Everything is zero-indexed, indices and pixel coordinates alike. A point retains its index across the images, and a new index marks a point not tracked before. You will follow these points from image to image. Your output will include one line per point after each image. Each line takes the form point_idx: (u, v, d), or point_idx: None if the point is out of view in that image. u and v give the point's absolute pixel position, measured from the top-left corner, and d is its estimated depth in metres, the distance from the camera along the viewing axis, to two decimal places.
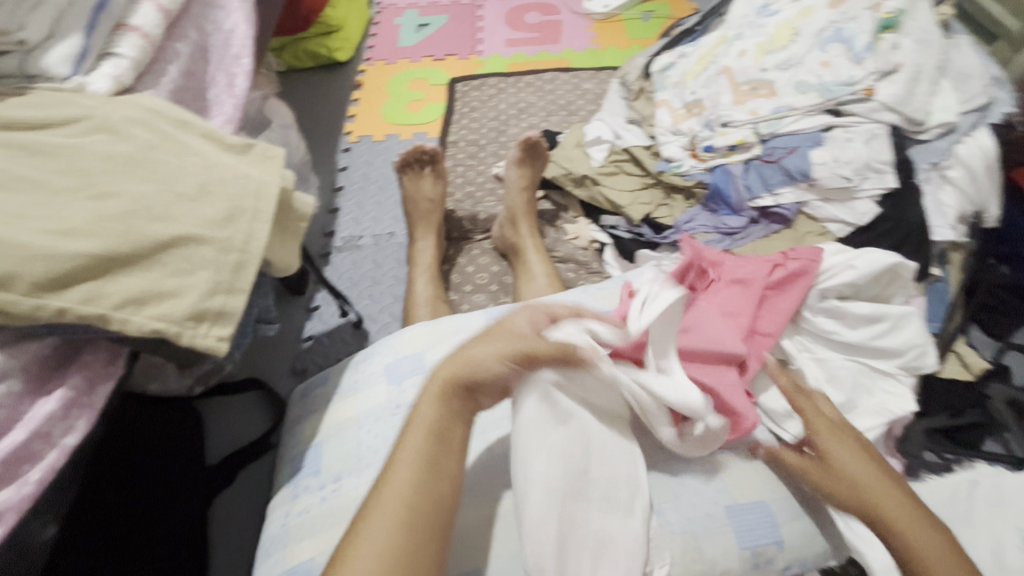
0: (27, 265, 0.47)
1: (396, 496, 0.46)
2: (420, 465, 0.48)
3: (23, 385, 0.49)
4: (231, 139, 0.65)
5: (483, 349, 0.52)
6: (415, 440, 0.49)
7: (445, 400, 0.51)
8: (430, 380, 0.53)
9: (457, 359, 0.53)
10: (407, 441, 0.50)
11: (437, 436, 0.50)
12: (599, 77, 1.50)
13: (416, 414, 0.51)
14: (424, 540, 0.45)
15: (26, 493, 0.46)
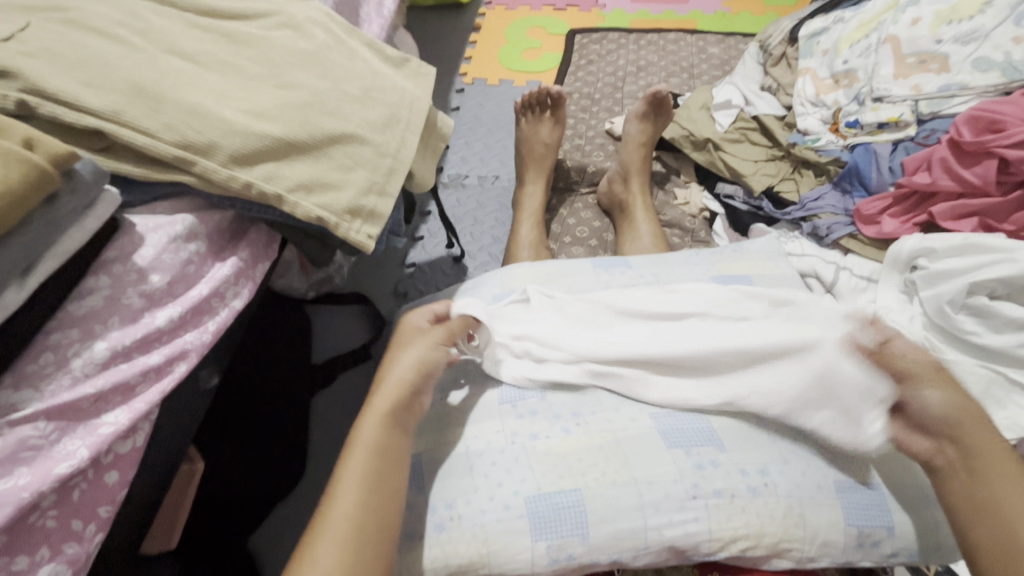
0: (226, 137, 0.51)
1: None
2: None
3: (207, 247, 0.54)
4: (391, 52, 0.68)
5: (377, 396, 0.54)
6: (326, 556, 0.43)
7: (389, 425, 0.52)
8: (370, 408, 0.53)
9: (359, 447, 0.50)
10: (315, 551, 0.44)
11: (385, 457, 0.50)
12: (728, 42, 1.41)
13: (358, 435, 0.51)
14: (371, 554, 0.45)
15: (206, 340, 0.51)
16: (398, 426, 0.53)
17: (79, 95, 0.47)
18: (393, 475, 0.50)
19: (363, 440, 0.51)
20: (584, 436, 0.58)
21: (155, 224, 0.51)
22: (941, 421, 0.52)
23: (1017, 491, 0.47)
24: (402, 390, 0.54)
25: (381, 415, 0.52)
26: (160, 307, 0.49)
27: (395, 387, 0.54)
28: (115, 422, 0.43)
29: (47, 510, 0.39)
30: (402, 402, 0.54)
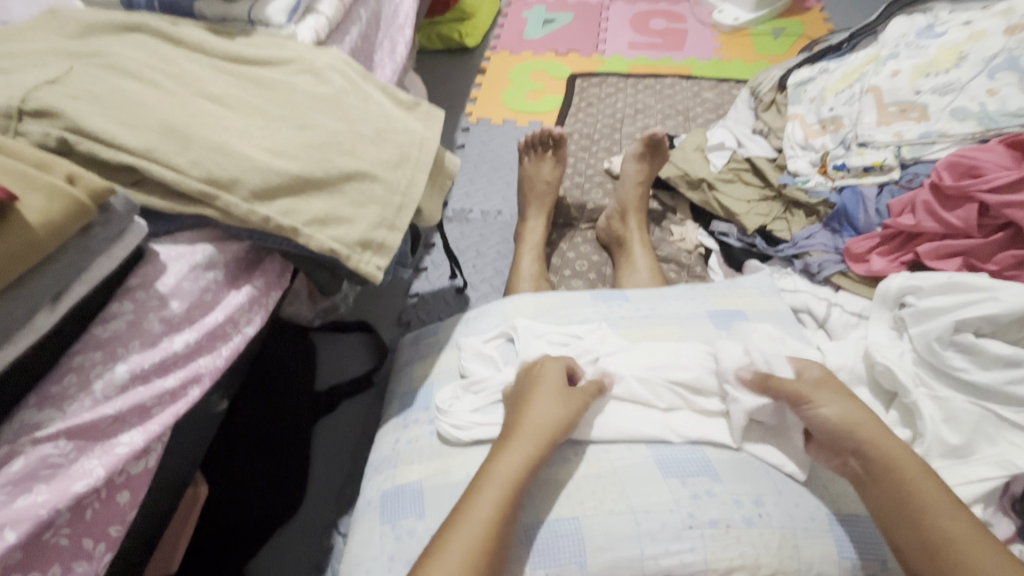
0: (248, 174, 0.54)
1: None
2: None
3: (224, 275, 0.56)
4: (403, 96, 0.73)
5: (525, 429, 0.57)
6: (454, 560, 0.47)
7: (528, 461, 0.55)
8: (518, 439, 0.56)
9: (498, 479, 0.53)
10: (445, 556, 0.48)
11: (514, 493, 0.53)
12: (721, 88, 1.48)
13: (496, 464, 0.55)
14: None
15: (219, 365, 0.53)
16: (534, 463, 0.55)
17: (115, 133, 0.51)
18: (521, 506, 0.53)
19: (496, 472, 0.54)
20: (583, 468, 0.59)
21: (177, 253, 0.54)
22: (844, 435, 0.54)
23: (945, 512, 0.49)
24: (541, 436, 0.57)
25: (522, 449, 0.55)
26: (178, 332, 0.51)
27: (528, 428, 0.57)
28: (130, 443, 0.44)
29: (60, 529, 0.40)
30: (541, 442, 0.56)
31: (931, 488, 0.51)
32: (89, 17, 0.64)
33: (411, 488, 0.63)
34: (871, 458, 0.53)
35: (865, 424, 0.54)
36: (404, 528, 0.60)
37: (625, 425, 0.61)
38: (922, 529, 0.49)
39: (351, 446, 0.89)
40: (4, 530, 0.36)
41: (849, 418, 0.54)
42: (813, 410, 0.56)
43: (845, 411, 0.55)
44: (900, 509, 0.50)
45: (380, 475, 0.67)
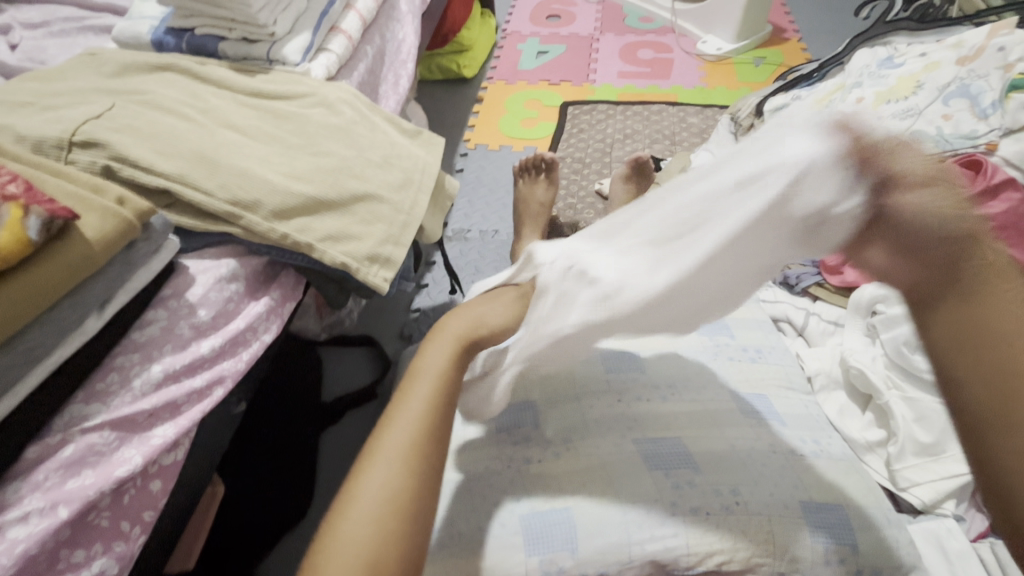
0: (269, 196, 0.61)
1: (377, 489, 0.48)
2: (393, 475, 0.49)
3: (245, 288, 0.62)
4: (407, 126, 0.80)
5: (450, 323, 0.64)
6: (396, 439, 0.52)
7: (454, 353, 0.60)
8: (440, 335, 0.62)
9: (427, 371, 0.57)
10: (385, 441, 0.51)
11: (444, 380, 0.57)
12: (706, 114, 1.57)
13: (423, 362, 0.59)
14: (427, 461, 0.51)
15: (240, 367, 0.58)
16: (455, 353, 0.60)
17: (153, 161, 0.57)
18: (449, 389, 0.57)
19: (427, 366, 0.58)
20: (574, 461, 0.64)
21: (204, 267, 0.60)
22: (923, 234, 0.50)
23: (1007, 310, 0.49)
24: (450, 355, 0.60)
25: (446, 344, 0.61)
26: (204, 338, 0.56)
27: (441, 342, 0.61)
28: (163, 435, 0.49)
29: (102, 511, 0.45)
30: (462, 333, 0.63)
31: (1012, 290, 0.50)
32: (126, 58, 0.72)
33: None
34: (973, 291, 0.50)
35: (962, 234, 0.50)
36: None
37: (607, 425, 0.67)
38: (984, 351, 0.49)
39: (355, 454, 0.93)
40: (58, 508, 0.41)
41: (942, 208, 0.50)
42: (899, 204, 0.51)
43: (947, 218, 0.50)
44: (962, 303, 0.50)
45: None
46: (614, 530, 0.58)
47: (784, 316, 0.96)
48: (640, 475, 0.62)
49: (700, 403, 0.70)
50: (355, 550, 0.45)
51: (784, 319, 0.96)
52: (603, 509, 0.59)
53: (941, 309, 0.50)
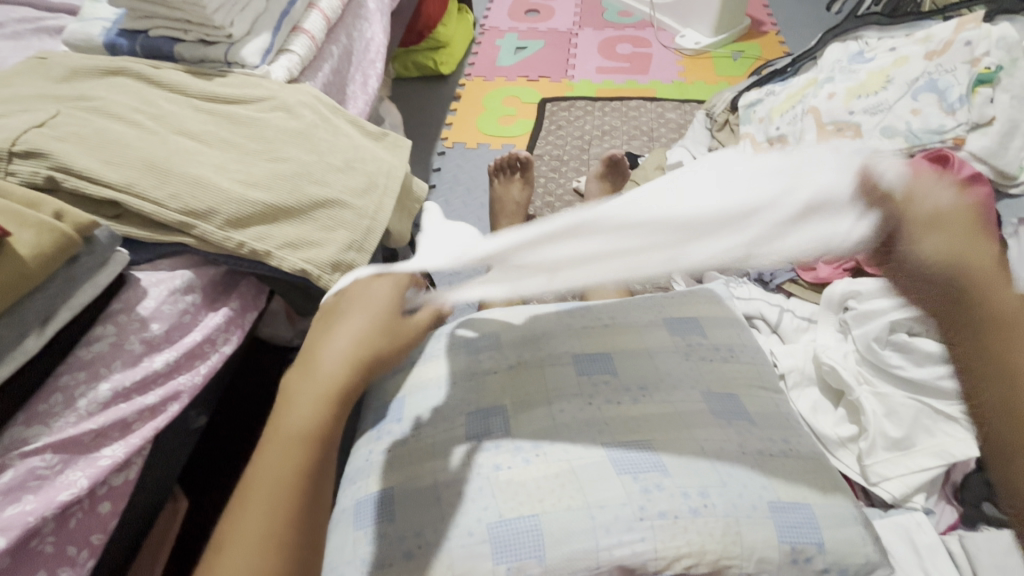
0: (224, 205, 0.59)
1: (299, 430, 0.48)
2: (293, 454, 0.48)
3: (202, 299, 0.61)
4: (371, 128, 0.79)
5: (352, 317, 0.54)
6: (295, 418, 0.49)
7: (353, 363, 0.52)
8: (334, 339, 0.53)
9: (315, 390, 0.50)
10: (286, 415, 0.49)
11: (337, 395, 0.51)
12: (684, 109, 1.57)
13: (313, 371, 0.52)
14: (302, 497, 0.46)
15: (197, 381, 0.56)
16: (351, 357, 0.52)
17: (99, 171, 0.55)
18: (375, 341, 0.54)
19: (315, 376, 0.51)
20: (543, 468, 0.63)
21: (158, 278, 0.58)
22: (928, 273, 0.38)
23: None
24: (391, 302, 0.56)
25: (343, 355, 0.52)
26: (157, 352, 0.55)
27: (390, 279, 0.57)
28: (111, 455, 0.48)
29: (46, 537, 0.44)
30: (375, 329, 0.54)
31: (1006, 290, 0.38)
32: (76, 63, 0.69)
33: (384, 494, 0.65)
34: (968, 317, 0.38)
35: (969, 267, 0.37)
36: (375, 533, 0.62)
37: (580, 432, 0.66)
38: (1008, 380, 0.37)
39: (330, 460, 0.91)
40: None
41: (951, 250, 0.38)
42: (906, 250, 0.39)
43: (975, 248, 0.38)
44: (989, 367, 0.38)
45: (353, 484, 0.68)
46: (582, 537, 0.58)
47: (758, 313, 0.96)
48: (610, 479, 0.61)
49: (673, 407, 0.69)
50: (251, 530, 0.45)
51: (758, 316, 0.96)
52: (574, 516, 0.59)
53: (990, 390, 0.38)
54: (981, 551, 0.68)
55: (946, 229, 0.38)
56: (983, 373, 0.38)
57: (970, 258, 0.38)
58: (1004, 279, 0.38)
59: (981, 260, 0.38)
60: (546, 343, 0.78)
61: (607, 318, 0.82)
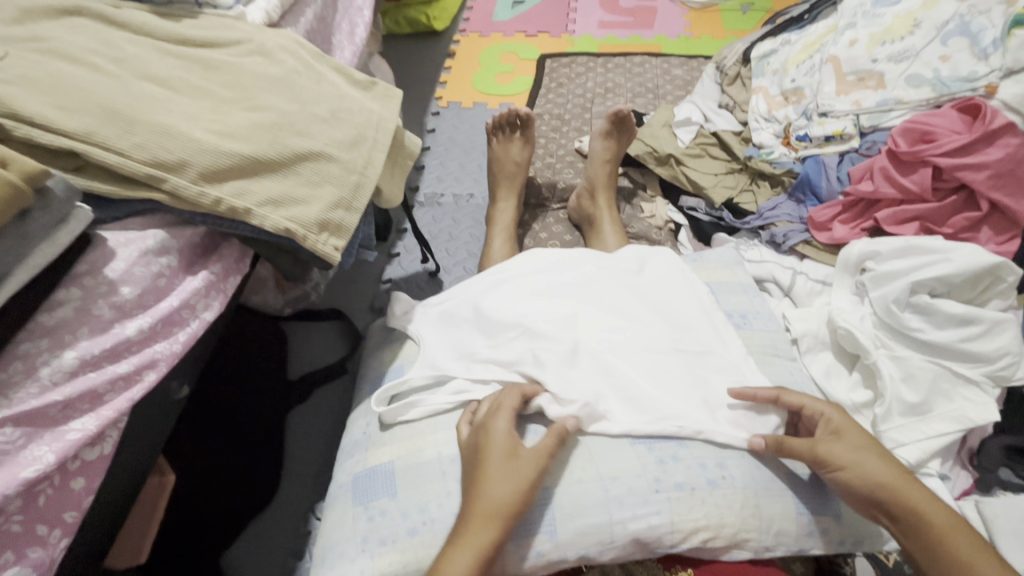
0: (196, 156, 0.53)
1: (470, 557, 0.49)
2: (482, 557, 0.49)
3: (179, 262, 0.56)
4: (359, 76, 0.72)
5: (497, 431, 0.56)
6: (483, 533, 0.50)
7: (517, 481, 0.53)
8: (494, 455, 0.54)
9: (489, 511, 0.51)
10: (472, 530, 0.50)
11: (512, 516, 0.52)
12: (690, 65, 1.49)
13: (488, 493, 0.52)
14: None
15: (176, 350, 0.52)
16: (517, 476, 0.53)
17: (53, 118, 0.49)
18: (529, 466, 0.54)
19: (489, 495, 0.52)
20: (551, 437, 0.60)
21: (127, 238, 0.53)
22: (864, 481, 0.54)
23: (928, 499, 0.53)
24: (510, 438, 0.56)
25: (507, 473, 0.53)
26: (130, 318, 0.50)
27: (505, 414, 0.58)
28: (82, 428, 0.44)
29: (12, 516, 0.40)
30: (511, 450, 0.55)
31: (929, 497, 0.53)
32: None
33: (383, 469, 0.63)
34: (880, 501, 0.53)
35: (887, 486, 0.53)
36: (375, 509, 0.60)
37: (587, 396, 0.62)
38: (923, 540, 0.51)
39: (327, 434, 0.90)
40: None
41: (878, 478, 0.54)
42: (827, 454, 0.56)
43: (879, 470, 0.54)
44: (938, 547, 0.51)
45: (351, 459, 0.67)
46: (593, 510, 0.55)
47: (770, 277, 0.93)
48: (623, 448, 0.59)
49: (684, 377, 0.66)
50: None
51: (769, 279, 0.93)
52: (585, 489, 0.56)
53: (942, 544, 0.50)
54: (999, 516, 0.66)
55: (871, 457, 0.55)
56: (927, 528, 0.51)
57: (902, 492, 0.53)
58: (918, 489, 0.53)
59: (888, 478, 0.54)
60: (514, 286, 0.76)
61: (569, 265, 0.80)
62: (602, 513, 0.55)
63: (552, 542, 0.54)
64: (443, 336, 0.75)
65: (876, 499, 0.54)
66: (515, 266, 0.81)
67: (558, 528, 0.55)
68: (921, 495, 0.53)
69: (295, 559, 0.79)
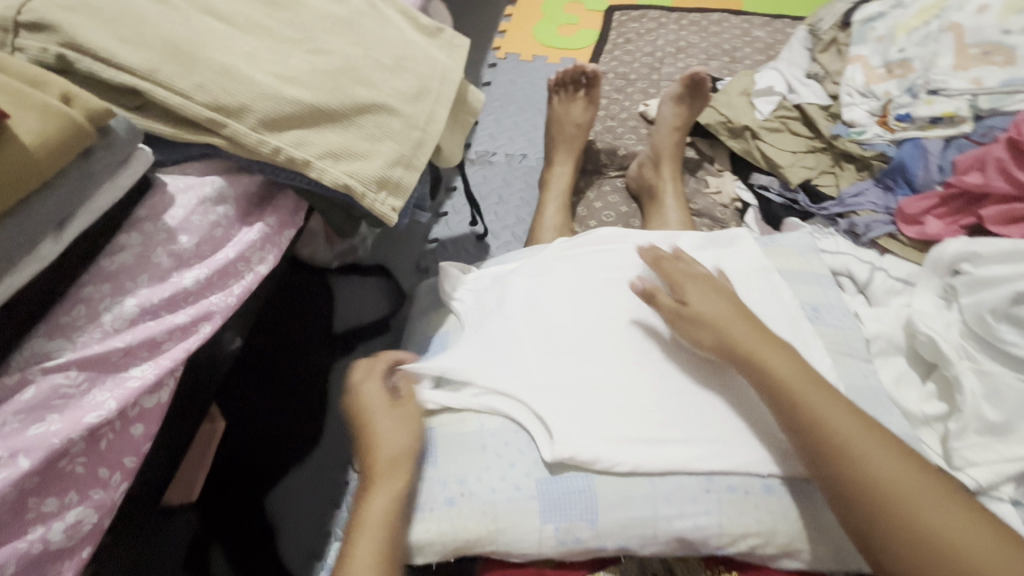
0: (257, 101, 0.50)
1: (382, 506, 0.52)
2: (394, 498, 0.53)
3: (235, 211, 0.54)
4: (425, 21, 0.67)
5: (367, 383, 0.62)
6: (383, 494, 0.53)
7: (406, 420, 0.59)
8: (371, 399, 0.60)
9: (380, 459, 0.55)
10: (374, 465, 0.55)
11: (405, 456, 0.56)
12: (774, 26, 1.35)
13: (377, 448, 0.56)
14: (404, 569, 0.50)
15: (231, 303, 0.52)
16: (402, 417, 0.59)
17: (115, 51, 0.47)
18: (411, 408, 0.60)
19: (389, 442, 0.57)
20: (592, 448, 0.55)
21: (185, 184, 0.51)
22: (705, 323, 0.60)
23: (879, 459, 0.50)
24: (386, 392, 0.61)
25: (392, 416, 0.59)
26: (187, 268, 0.49)
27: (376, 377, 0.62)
28: (141, 376, 0.44)
29: (76, 457, 0.41)
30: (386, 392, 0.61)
31: (844, 409, 0.53)
32: None
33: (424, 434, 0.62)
34: (828, 433, 0.52)
35: (768, 375, 0.56)
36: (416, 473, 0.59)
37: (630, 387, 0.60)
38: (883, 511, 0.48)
39: None
40: (17, 458, 0.37)
41: (726, 343, 0.59)
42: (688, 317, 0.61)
43: (711, 306, 0.61)
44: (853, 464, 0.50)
45: None
46: (637, 503, 0.54)
47: (845, 269, 0.85)
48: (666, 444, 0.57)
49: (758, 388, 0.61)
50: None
51: (844, 273, 0.85)
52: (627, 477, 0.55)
53: (870, 468, 0.49)
54: None
55: (713, 294, 0.63)
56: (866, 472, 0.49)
57: (792, 391, 0.54)
58: (833, 402, 0.53)
59: (723, 321, 0.60)
60: (567, 267, 0.73)
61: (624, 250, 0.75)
62: (643, 509, 0.54)
63: (592, 530, 0.53)
64: (491, 301, 0.72)
65: (735, 356, 0.58)
66: (574, 244, 0.77)
67: (601, 519, 0.54)
68: (852, 426, 0.52)
69: (331, 508, 0.80)
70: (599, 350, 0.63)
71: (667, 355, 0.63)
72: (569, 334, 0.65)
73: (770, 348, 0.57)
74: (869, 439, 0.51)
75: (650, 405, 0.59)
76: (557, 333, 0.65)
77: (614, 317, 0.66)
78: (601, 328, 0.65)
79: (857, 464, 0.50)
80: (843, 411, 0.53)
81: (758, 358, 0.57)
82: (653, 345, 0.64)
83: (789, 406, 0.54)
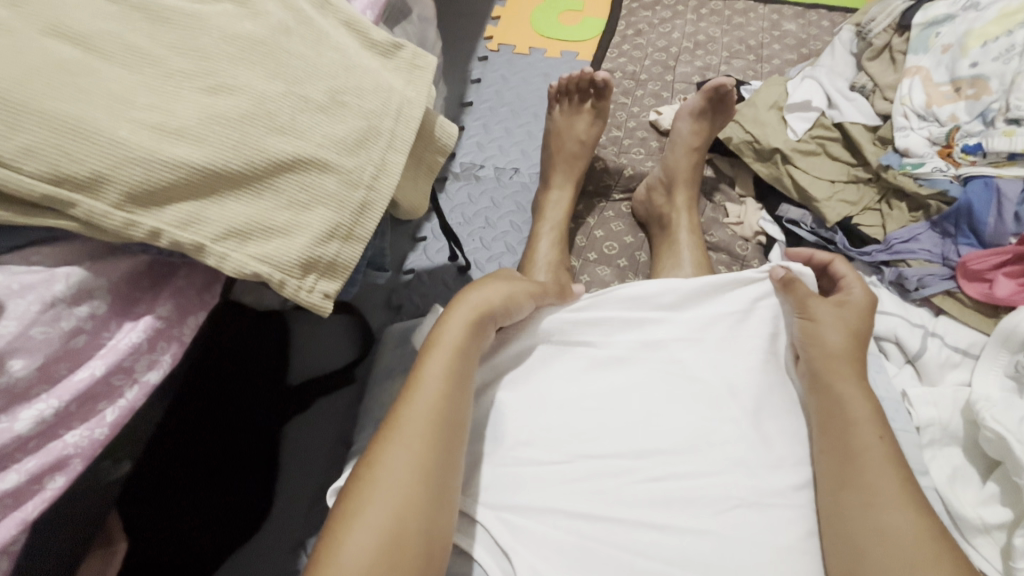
0: (120, 168, 0.36)
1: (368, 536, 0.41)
2: (387, 520, 0.41)
3: (109, 308, 0.40)
4: (377, 35, 0.51)
5: (429, 363, 0.50)
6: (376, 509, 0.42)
7: (435, 429, 0.47)
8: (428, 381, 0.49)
9: (381, 483, 0.43)
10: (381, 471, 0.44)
11: (420, 466, 0.44)
12: (807, 18, 1.17)
13: (381, 468, 0.44)
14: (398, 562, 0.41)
15: (98, 439, 0.38)
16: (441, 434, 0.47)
17: None
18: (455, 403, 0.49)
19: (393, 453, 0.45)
20: None
21: (23, 284, 0.37)
22: (819, 339, 0.57)
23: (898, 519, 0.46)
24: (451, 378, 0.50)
25: (415, 438, 0.46)
26: (24, 403, 0.36)
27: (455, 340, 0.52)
28: None
29: None
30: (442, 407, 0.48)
31: (893, 466, 0.49)
32: None
33: None
34: (866, 473, 0.49)
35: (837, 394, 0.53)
36: None
37: (615, 514, 0.49)
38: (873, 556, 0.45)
39: (325, 454, 0.80)
40: None
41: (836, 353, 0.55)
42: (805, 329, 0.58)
43: (840, 329, 0.57)
44: (868, 507, 0.47)
45: None
46: None
47: (891, 334, 0.71)
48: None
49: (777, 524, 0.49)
50: (359, 550, 0.40)
51: (888, 338, 0.72)
52: None
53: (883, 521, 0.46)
54: None
55: (844, 318, 0.58)
56: (873, 521, 0.46)
57: (860, 435, 0.51)
58: (888, 450, 0.50)
59: (838, 347, 0.56)
60: (564, 340, 0.60)
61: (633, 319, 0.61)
62: None
63: None
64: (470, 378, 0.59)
65: (818, 374, 0.55)
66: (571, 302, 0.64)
67: None
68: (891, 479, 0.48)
69: None
70: (598, 455, 0.52)
71: (668, 473, 0.52)
72: (558, 431, 0.54)
73: (850, 377, 0.54)
74: (905, 495, 0.47)
75: (645, 543, 0.48)
76: (542, 427, 0.54)
77: (604, 415, 0.55)
78: (591, 432, 0.54)
79: (875, 510, 0.47)
80: (892, 461, 0.49)
81: (834, 390, 0.54)
82: (654, 461, 0.52)
83: (843, 436, 0.51)
